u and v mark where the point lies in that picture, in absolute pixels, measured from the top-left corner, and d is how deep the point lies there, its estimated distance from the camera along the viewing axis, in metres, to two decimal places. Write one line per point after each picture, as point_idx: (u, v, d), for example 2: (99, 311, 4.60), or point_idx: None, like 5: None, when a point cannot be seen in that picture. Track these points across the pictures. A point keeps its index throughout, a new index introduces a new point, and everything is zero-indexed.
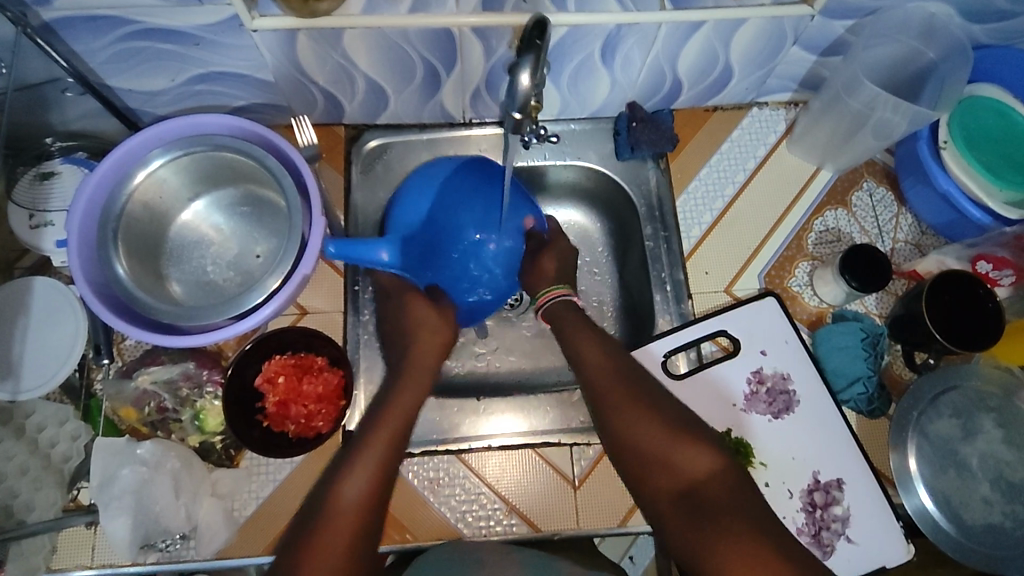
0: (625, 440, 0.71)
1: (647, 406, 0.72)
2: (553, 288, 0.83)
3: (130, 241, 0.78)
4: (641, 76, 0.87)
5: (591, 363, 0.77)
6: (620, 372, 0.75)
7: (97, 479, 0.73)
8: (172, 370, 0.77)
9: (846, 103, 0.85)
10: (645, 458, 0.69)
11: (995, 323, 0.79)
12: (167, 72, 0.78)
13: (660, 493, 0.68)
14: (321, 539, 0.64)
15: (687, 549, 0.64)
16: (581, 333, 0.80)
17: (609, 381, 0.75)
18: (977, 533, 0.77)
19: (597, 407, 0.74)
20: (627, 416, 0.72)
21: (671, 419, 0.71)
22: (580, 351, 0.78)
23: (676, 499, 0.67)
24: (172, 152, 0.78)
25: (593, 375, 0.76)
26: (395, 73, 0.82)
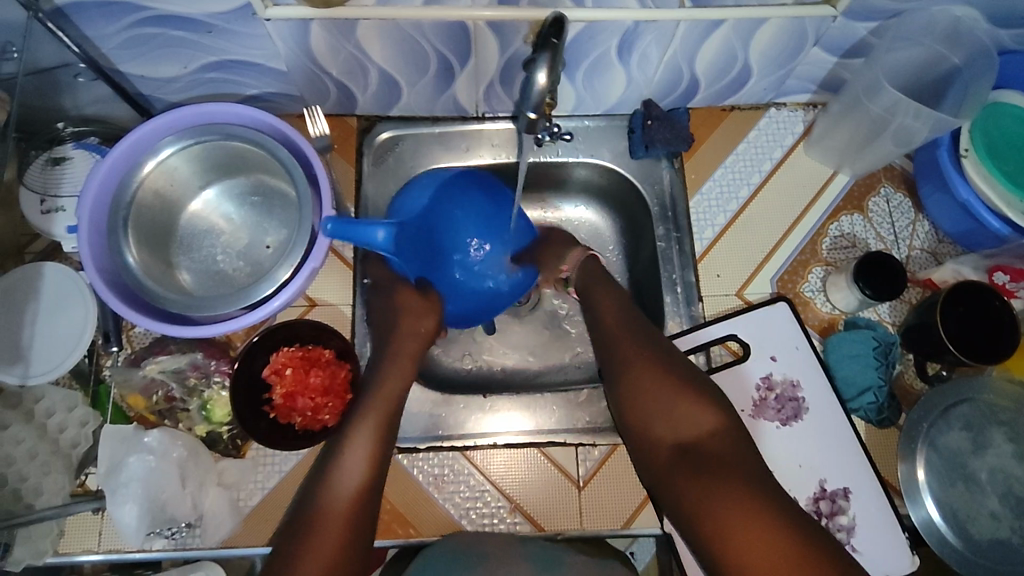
0: (631, 393, 0.73)
1: (657, 360, 0.73)
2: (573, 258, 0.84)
3: (140, 230, 0.78)
4: (658, 73, 0.85)
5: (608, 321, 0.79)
6: (634, 331, 0.77)
7: (104, 465, 0.74)
8: (180, 360, 0.77)
9: (866, 106, 0.83)
10: (649, 411, 0.71)
11: (1010, 325, 0.78)
12: (179, 59, 0.77)
13: (660, 444, 0.70)
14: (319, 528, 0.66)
15: (679, 498, 0.66)
16: (605, 294, 0.81)
17: (623, 337, 0.77)
18: (983, 548, 0.76)
19: (609, 361, 0.76)
20: (637, 369, 0.73)
21: (679, 373, 0.72)
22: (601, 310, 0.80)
23: (676, 449, 0.68)
24: (183, 141, 0.78)
25: (610, 330, 0.78)
26: (408, 65, 0.81)
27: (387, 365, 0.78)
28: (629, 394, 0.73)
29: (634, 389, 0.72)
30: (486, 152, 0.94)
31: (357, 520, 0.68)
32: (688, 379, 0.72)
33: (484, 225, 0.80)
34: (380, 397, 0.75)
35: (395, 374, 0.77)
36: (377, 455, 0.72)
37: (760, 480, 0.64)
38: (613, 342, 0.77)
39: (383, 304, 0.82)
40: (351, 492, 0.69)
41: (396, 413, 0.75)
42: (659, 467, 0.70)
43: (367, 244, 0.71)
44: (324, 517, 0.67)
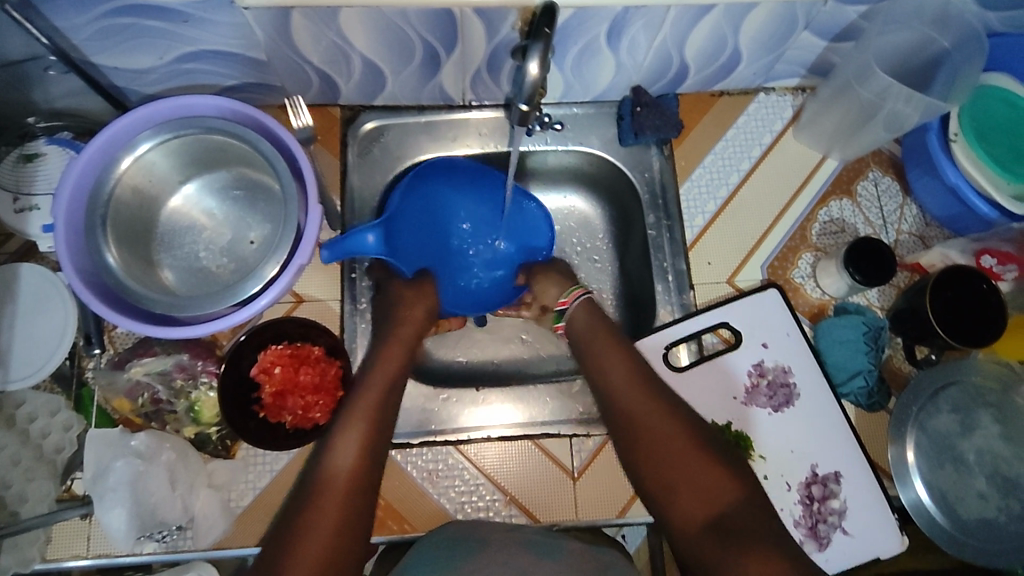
0: (645, 460, 0.70)
1: (672, 424, 0.71)
2: (574, 288, 0.83)
3: (118, 229, 0.76)
4: (647, 60, 0.84)
5: (619, 384, 0.75)
6: (646, 392, 0.74)
7: (91, 470, 0.72)
8: (165, 361, 0.76)
9: (856, 92, 0.83)
10: (668, 476, 0.68)
11: (997, 303, 0.79)
12: (154, 50, 0.74)
13: (685, 515, 0.66)
14: (310, 521, 0.62)
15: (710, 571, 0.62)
16: (613, 352, 0.77)
17: (637, 401, 0.73)
18: (971, 528, 0.78)
19: (622, 429, 0.73)
20: (653, 433, 0.70)
21: (696, 437, 0.70)
22: (609, 372, 0.76)
23: (703, 519, 0.65)
24: (161, 135, 0.75)
25: (619, 392, 0.74)
26: (393, 54, 0.79)
27: (379, 360, 0.76)
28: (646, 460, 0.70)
29: (653, 453, 0.69)
30: (474, 141, 0.92)
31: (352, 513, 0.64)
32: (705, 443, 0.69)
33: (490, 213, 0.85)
34: (374, 383, 0.73)
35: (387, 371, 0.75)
36: (371, 447, 0.68)
37: (789, 554, 0.61)
38: (625, 406, 0.73)
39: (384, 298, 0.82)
40: (343, 481, 0.65)
41: (387, 410, 0.72)
42: (686, 539, 0.65)
43: (361, 248, 0.78)
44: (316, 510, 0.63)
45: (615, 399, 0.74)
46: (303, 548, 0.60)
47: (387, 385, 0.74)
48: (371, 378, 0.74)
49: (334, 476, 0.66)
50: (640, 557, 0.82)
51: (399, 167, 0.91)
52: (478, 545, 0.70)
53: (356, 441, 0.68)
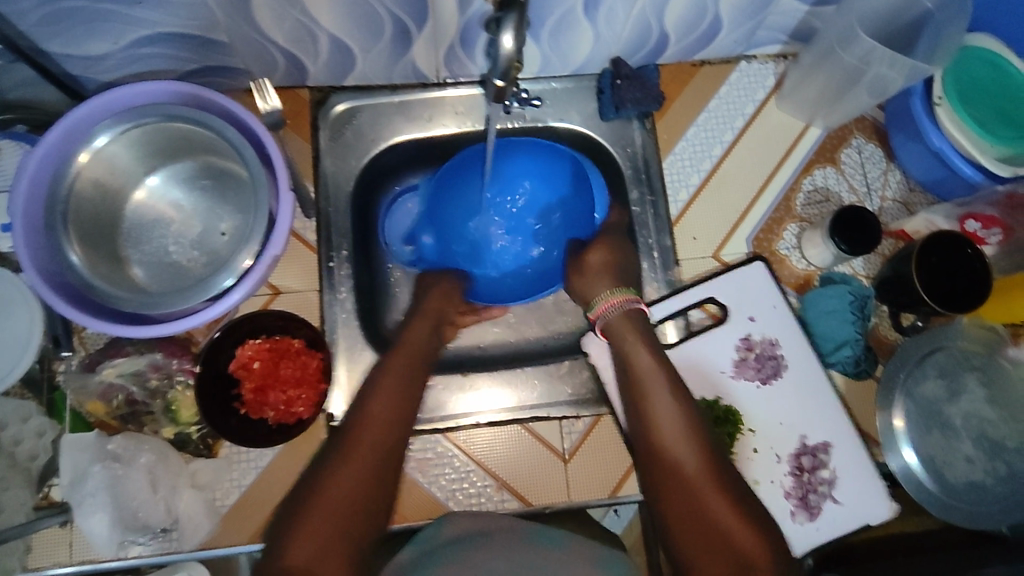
0: (685, 521, 0.62)
1: (705, 466, 0.65)
2: (615, 294, 0.76)
3: (81, 226, 0.72)
4: (626, 30, 0.81)
5: (668, 434, 0.67)
6: (698, 450, 0.66)
7: (67, 477, 0.70)
8: (138, 362, 0.73)
9: (840, 56, 0.81)
10: (707, 542, 0.61)
11: (982, 266, 0.79)
12: (107, 34, 0.70)
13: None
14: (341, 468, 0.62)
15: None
16: (665, 399, 0.69)
17: (686, 454, 0.66)
18: (960, 492, 0.78)
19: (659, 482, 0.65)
20: (698, 495, 0.63)
21: (745, 506, 0.63)
22: (659, 418, 0.68)
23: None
24: (121, 125, 0.71)
25: (658, 426, 0.68)
26: (362, 31, 0.76)
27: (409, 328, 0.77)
28: (682, 520, 0.63)
29: (694, 517, 0.62)
30: (450, 121, 0.89)
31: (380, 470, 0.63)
32: (755, 516, 0.63)
33: (527, 170, 0.85)
34: (398, 354, 0.74)
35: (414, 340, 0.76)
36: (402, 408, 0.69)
37: None
38: (661, 443, 0.67)
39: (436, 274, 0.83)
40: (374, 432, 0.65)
41: (415, 373, 0.73)
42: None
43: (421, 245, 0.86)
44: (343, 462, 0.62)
45: (663, 450, 0.66)
46: (329, 493, 0.60)
47: (412, 360, 0.74)
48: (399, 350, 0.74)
49: (369, 426, 0.66)
50: (629, 534, 0.82)
51: (374, 151, 0.88)
52: (471, 537, 0.69)
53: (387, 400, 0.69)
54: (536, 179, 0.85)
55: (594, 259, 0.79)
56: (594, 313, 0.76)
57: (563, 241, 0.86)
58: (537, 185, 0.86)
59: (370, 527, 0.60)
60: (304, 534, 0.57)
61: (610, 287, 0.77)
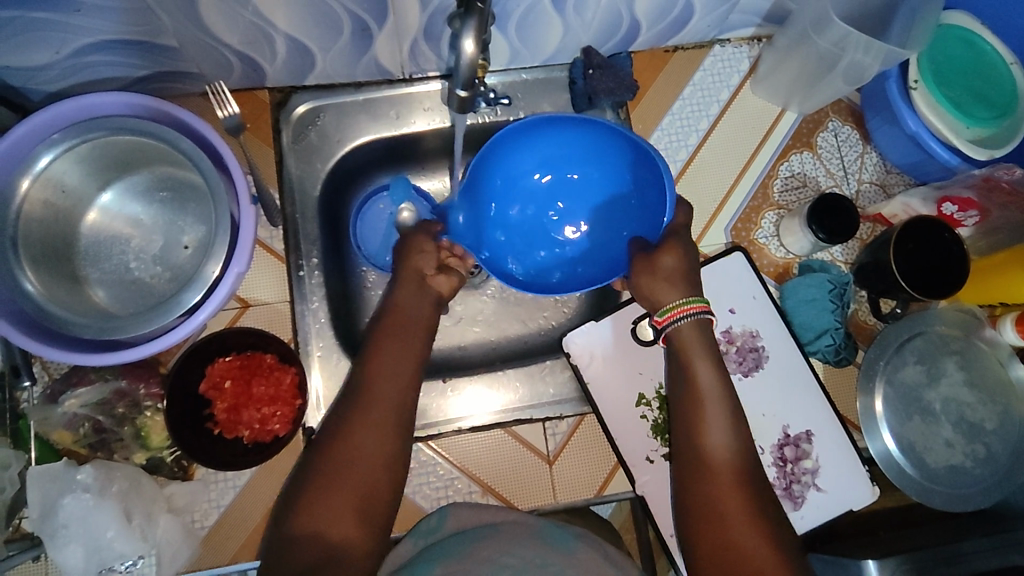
0: (707, 541, 0.60)
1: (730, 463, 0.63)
2: (684, 305, 0.68)
3: (33, 248, 0.69)
4: (596, 19, 0.78)
5: (716, 451, 0.64)
6: (734, 463, 0.63)
7: (36, 510, 0.67)
8: (102, 390, 0.71)
9: (814, 41, 0.79)
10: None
11: (959, 249, 0.78)
12: (46, 44, 0.66)
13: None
14: (349, 444, 0.60)
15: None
16: (720, 419, 0.65)
17: (729, 478, 0.63)
18: (939, 475, 0.79)
19: (694, 499, 0.63)
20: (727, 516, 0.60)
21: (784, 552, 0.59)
22: (706, 435, 0.65)
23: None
24: (68, 141, 0.68)
25: (689, 420, 0.65)
26: (320, 30, 0.72)
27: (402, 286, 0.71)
28: (709, 547, 0.60)
29: (722, 547, 0.59)
30: (419, 118, 0.86)
31: (391, 448, 0.61)
32: (793, 565, 0.59)
33: (573, 152, 0.78)
34: (402, 316, 0.69)
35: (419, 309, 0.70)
36: (410, 377, 0.65)
37: None
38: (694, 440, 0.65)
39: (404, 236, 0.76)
40: (382, 402, 0.63)
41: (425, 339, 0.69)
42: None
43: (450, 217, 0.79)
44: (353, 441, 0.60)
45: (703, 459, 0.64)
46: (339, 477, 0.59)
47: (414, 334, 0.68)
48: (398, 315, 0.69)
49: (380, 399, 0.63)
50: (617, 516, 0.82)
51: (339, 152, 0.84)
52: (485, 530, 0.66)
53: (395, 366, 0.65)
54: (589, 162, 0.78)
55: (664, 260, 0.70)
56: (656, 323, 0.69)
57: (618, 237, 0.79)
58: (591, 167, 0.79)
59: (383, 508, 0.59)
60: (323, 502, 0.58)
61: (679, 299, 0.68)
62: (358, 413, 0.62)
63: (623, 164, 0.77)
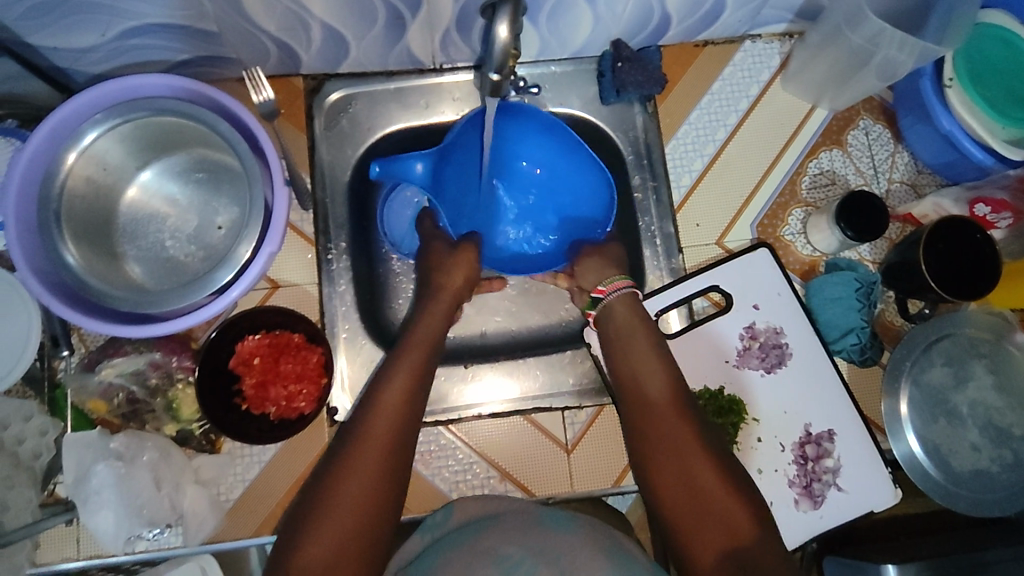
0: (670, 491, 0.62)
1: (671, 403, 0.67)
2: (616, 279, 0.76)
3: (75, 223, 0.71)
4: (627, 12, 0.78)
5: (653, 389, 0.69)
6: (675, 400, 0.67)
7: (71, 475, 0.70)
8: (137, 361, 0.73)
9: (847, 37, 0.78)
10: (693, 510, 0.60)
11: (989, 248, 0.77)
12: (93, 27, 0.68)
13: (702, 547, 0.58)
14: (356, 456, 0.60)
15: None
16: (647, 361, 0.71)
17: (669, 409, 0.67)
18: (965, 479, 0.78)
19: (641, 437, 0.66)
20: (681, 455, 0.63)
21: (726, 470, 0.62)
22: (640, 378, 0.70)
23: (719, 552, 0.58)
24: (110, 120, 0.70)
25: (633, 372, 0.71)
26: (355, 18, 0.73)
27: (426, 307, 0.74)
28: (675, 495, 0.62)
29: (683, 477, 0.62)
30: (448, 108, 0.88)
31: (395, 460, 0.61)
32: (748, 496, 0.60)
33: (542, 150, 0.79)
34: (419, 336, 0.72)
35: (431, 323, 0.73)
36: (419, 383, 0.67)
37: None
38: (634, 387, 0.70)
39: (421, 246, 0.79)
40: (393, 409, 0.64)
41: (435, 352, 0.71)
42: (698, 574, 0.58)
43: (408, 179, 0.74)
44: (361, 453, 0.61)
45: (645, 400, 0.68)
46: (343, 491, 0.58)
47: (428, 337, 0.72)
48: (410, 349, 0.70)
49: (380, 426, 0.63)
50: (634, 513, 0.82)
51: (370, 139, 0.86)
52: (484, 521, 0.68)
53: (406, 375, 0.67)
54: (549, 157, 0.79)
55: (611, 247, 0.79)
56: (595, 293, 0.76)
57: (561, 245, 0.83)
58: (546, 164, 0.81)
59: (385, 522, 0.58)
60: (321, 528, 0.56)
61: (612, 274, 0.77)
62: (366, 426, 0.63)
63: (587, 181, 0.79)
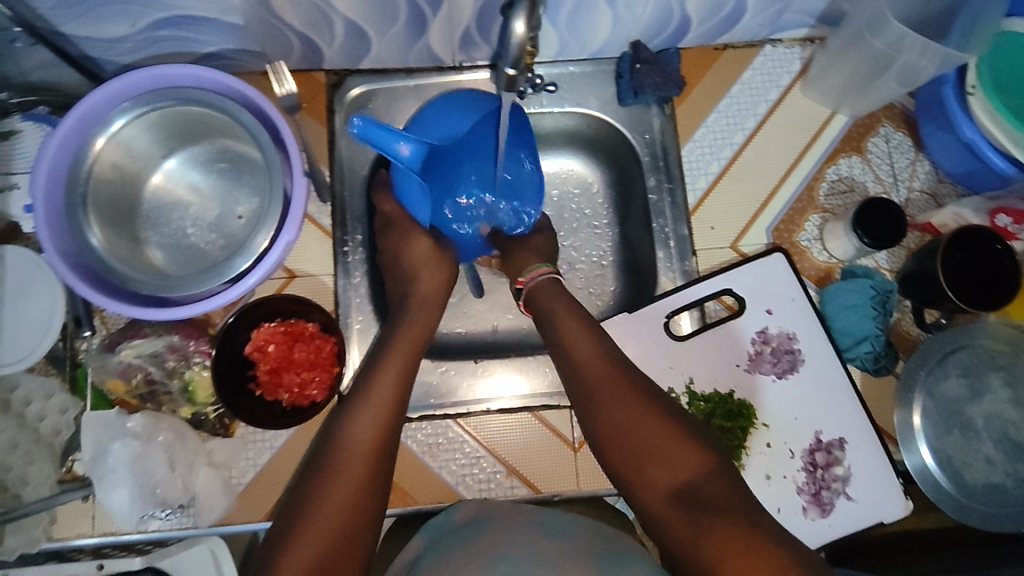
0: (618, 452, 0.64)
1: (598, 363, 0.68)
2: (537, 266, 0.77)
3: (100, 207, 0.73)
4: (647, 13, 0.79)
5: (579, 354, 0.70)
6: (600, 361, 0.69)
7: (89, 453, 0.72)
8: (156, 343, 0.75)
9: (868, 42, 0.78)
10: (638, 456, 0.62)
11: (1010, 261, 0.76)
12: (124, 17, 0.70)
13: (656, 489, 0.61)
14: (340, 462, 0.62)
15: (681, 549, 0.58)
16: (572, 323, 0.72)
17: (596, 371, 0.68)
18: (978, 493, 0.77)
19: (581, 398, 0.68)
20: (619, 417, 0.64)
21: (663, 411, 0.64)
22: (567, 341, 0.71)
23: (667, 492, 0.60)
24: (138, 109, 0.72)
25: (558, 337, 0.72)
26: (376, 15, 0.75)
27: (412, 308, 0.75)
28: (622, 456, 0.63)
29: (625, 436, 0.63)
30: None
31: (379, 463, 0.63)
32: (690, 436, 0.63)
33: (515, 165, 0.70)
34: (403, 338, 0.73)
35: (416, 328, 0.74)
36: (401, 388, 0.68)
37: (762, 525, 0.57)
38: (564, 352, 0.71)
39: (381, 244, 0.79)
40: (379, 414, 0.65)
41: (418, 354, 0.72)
42: (652, 515, 0.61)
43: (389, 155, 0.68)
44: (346, 458, 0.62)
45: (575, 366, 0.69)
46: (330, 495, 0.60)
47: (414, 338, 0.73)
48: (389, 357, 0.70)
49: (356, 440, 0.63)
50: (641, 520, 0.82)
51: None
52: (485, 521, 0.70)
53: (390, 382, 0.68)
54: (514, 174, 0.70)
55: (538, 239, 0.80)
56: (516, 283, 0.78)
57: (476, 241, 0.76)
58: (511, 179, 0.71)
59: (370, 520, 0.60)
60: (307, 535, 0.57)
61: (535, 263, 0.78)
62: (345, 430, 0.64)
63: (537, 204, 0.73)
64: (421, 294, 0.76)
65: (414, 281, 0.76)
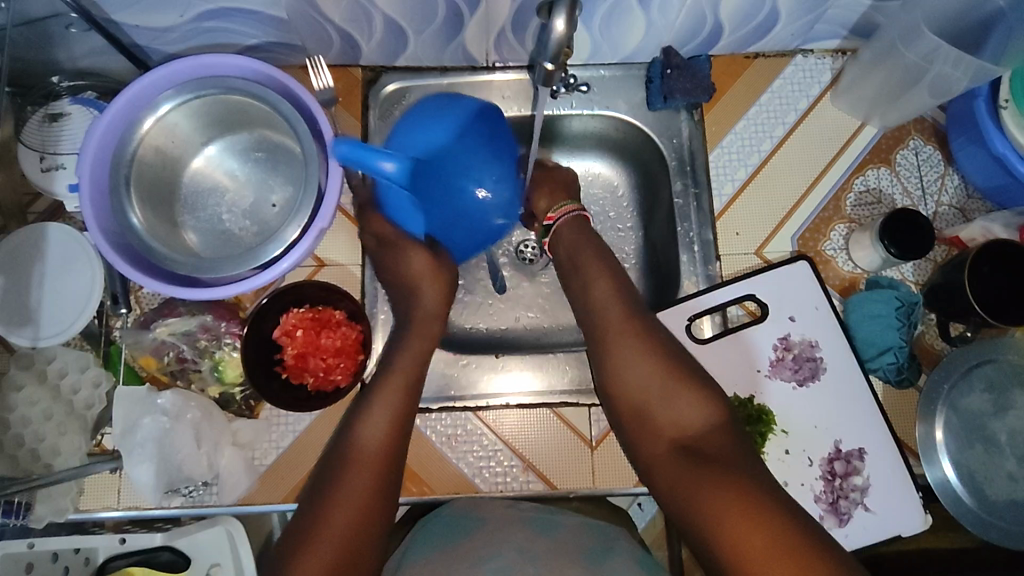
0: (628, 403, 0.69)
1: (620, 315, 0.73)
2: (565, 203, 0.81)
3: (144, 188, 0.76)
4: (680, 19, 0.80)
5: (601, 308, 0.74)
6: (621, 315, 0.73)
7: (119, 426, 0.74)
8: (189, 322, 0.77)
9: (902, 53, 0.78)
10: (647, 407, 0.68)
11: None
12: (173, 8, 0.73)
13: (660, 438, 0.66)
14: (349, 471, 0.66)
15: (674, 497, 0.62)
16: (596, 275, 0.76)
17: (616, 324, 0.72)
18: (999, 509, 0.76)
19: (597, 349, 0.72)
20: (632, 371, 0.69)
21: (671, 364, 0.69)
22: (589, 291, 0.75)
23: (671, 446, 0.65)
24: (182, 96, 0.75)
25: (584, 289, 0.76)
26: (416, 14, 0.77)
27: (421, 317, 0.79)
28: (631, 406, 0.69)
29: (635, 388, 0.69)
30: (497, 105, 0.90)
31: (387, 468, 0.67)
32: (699, 399, 0.67)
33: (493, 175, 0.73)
34: (416, 343, 0.77)
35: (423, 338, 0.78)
36: (410, 399, 0.73)
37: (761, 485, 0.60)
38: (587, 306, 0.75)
39: (393, 265, 0.80)
40: (386, 428, 0.70)
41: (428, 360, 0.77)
42: (655, 466, 0.66)
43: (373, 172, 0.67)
44: (357, 463, 0.67)
45: (596, 319, 0.74)
46: (340, 501, 0.64)
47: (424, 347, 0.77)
48: (394, 374, 0.74)
49: (366, 444, 0.68)
50: (650, 530, 0.86)
51: None
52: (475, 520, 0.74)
53: (398, 395, 0.72)
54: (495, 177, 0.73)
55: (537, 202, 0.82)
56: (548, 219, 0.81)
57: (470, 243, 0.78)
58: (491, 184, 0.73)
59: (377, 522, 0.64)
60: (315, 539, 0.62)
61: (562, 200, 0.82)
62: (353, 438, 0.69)
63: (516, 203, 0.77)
64: (428, 305, 0.80)
65: (415, 299, 0.80)
